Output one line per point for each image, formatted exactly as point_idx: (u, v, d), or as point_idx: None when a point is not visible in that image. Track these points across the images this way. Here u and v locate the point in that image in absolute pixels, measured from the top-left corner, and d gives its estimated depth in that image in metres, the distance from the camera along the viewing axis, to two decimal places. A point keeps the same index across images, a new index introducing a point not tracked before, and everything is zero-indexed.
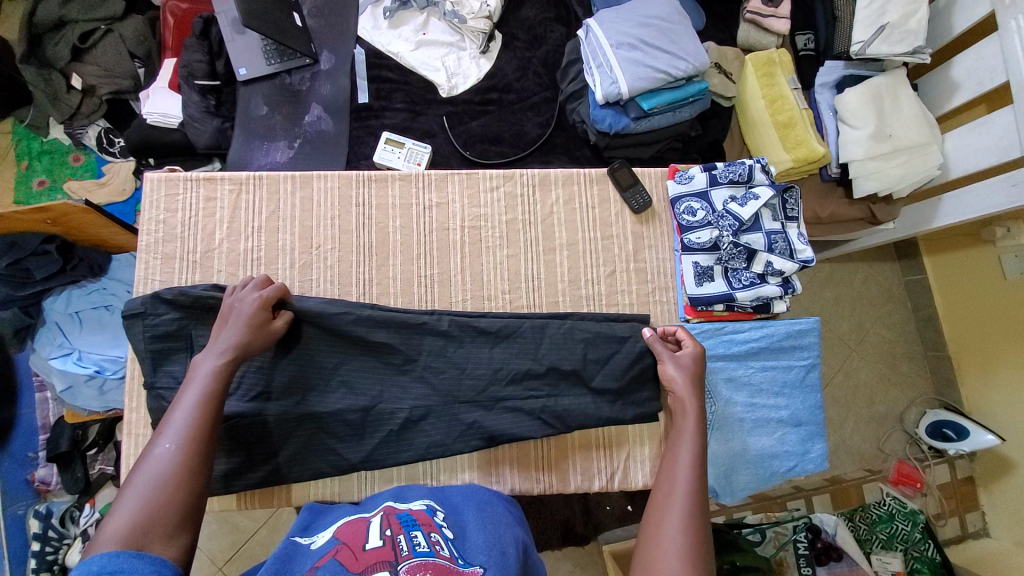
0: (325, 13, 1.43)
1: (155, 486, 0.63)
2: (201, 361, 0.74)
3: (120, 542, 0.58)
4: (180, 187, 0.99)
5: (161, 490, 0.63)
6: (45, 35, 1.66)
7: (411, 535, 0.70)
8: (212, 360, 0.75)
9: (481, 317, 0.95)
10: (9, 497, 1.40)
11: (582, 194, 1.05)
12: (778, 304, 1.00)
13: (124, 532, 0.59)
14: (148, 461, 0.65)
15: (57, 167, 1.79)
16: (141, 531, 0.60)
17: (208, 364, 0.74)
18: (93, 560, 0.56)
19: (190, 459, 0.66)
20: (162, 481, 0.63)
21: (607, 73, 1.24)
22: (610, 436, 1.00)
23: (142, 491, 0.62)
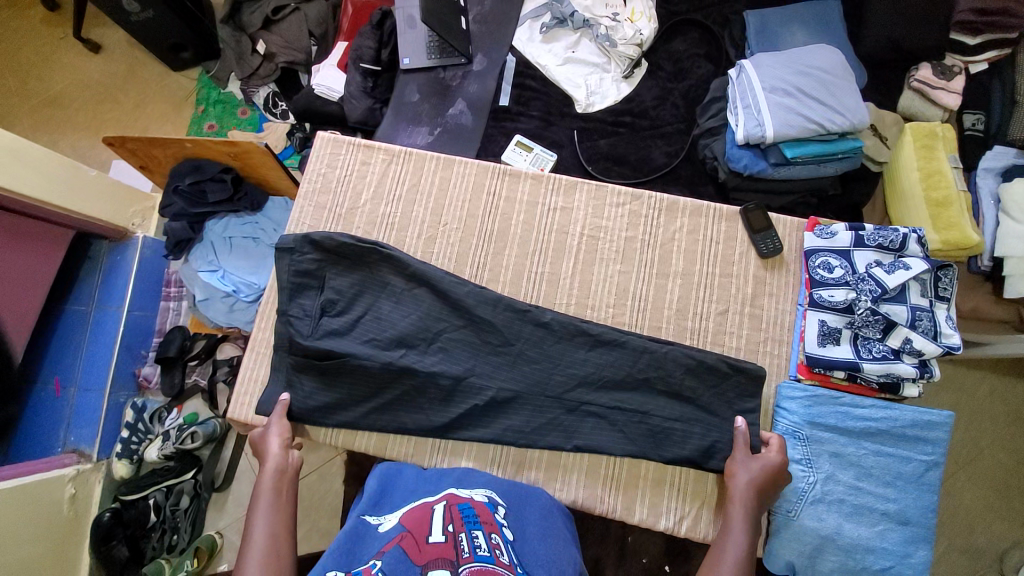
0: (487, 20, 1.54)
1: None
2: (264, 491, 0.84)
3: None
4: (343, 148, 1.10)
5: None
6: (245, 3, 1.94)
7: (472, 535, 0.70)
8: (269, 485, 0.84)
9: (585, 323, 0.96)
10: (118, 383, 1.60)
11: (709, 228, 1.03)
12: (909, 388, 0.91)
13: None
14: None
15: (226, 116, 2.04)
16: None
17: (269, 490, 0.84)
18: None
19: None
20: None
21: (754, 114, 1.22)
22: (689, 477, 0.95)
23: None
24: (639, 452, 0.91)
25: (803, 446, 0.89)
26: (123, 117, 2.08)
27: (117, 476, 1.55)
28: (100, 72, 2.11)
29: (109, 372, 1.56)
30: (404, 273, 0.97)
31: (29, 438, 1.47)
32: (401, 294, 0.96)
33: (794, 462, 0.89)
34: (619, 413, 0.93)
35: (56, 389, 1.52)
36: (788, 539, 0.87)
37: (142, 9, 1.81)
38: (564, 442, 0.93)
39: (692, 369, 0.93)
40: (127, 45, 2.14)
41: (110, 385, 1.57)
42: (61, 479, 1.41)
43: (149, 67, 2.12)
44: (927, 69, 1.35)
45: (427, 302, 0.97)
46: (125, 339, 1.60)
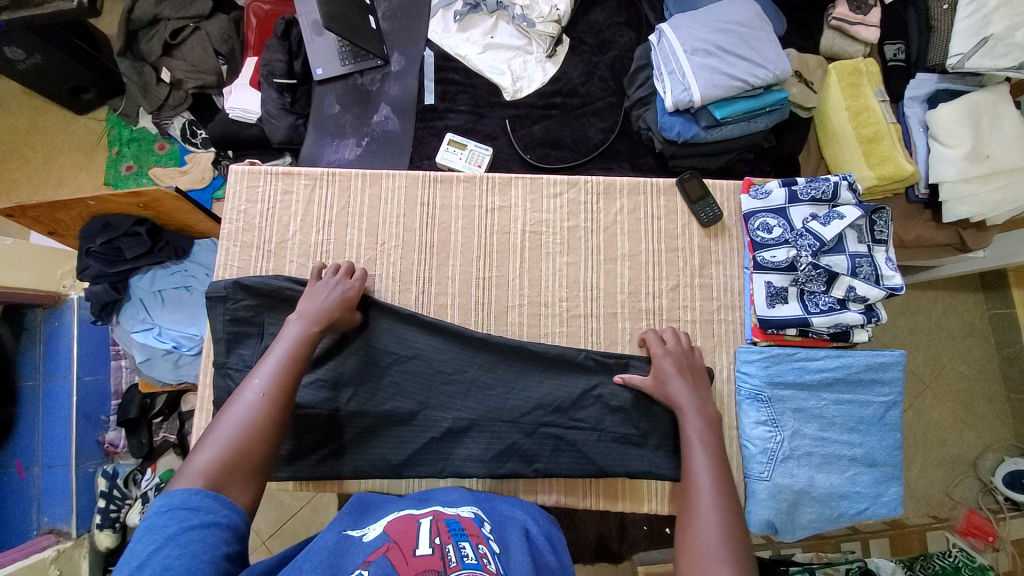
0: (398, 16, 1.47)
1: (241, 426, 0.71)
2: (289, 325, 0.83)
3: (203, 478, 0.65)
4: (262, 179, 1.05)
5: (246, 429, 0.71)
6: (140, 31, 1.79)
7: (459, 546, 0.67)
8: (299, 326, 0.84)
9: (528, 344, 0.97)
10: (82, 455, 1.53)
11: (649, 205, 1.01)
12: (858, 333, 0.95)
13: (208, 470, 0.66)
14: (237, 404, 0.73)
15: (145, 154, 1.94)
16: (223, 474, 0.67)
17: (296, 329, 0.84)
18: (174, 495, 0.63)
19: (268, 408, 0.74)
20: (244, 419, 0.72)
21: (679, 79, 1.20)
22: (619, 487, 0.99)
23: (233, 425, 0.71)
24: (598, 471, 0.94)
25: (767, 407, 0.92)
26: (34, 172, 1.93)
27: (103, 546, 1.48)
28: None
29: (72, 444, 1.49)
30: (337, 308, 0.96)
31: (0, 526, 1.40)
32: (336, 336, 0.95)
33: (760, 424, 0.91)
34: (578, 411, 0.95)
35: (19, 471, 1.44)
36: (765, 500, 0.89)
37: (28, 54, 1.67)
38: (529, 435, 0.94)
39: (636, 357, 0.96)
40: (22, 95, 1.97)
41: (76, 459, 1.50)
42: (44, 560, 1.35)
43: (50, 114, 1.96)
44: (842, 6, 1.34)
45: (364, 340, 0.96)
46: (81, 408, 1.51)
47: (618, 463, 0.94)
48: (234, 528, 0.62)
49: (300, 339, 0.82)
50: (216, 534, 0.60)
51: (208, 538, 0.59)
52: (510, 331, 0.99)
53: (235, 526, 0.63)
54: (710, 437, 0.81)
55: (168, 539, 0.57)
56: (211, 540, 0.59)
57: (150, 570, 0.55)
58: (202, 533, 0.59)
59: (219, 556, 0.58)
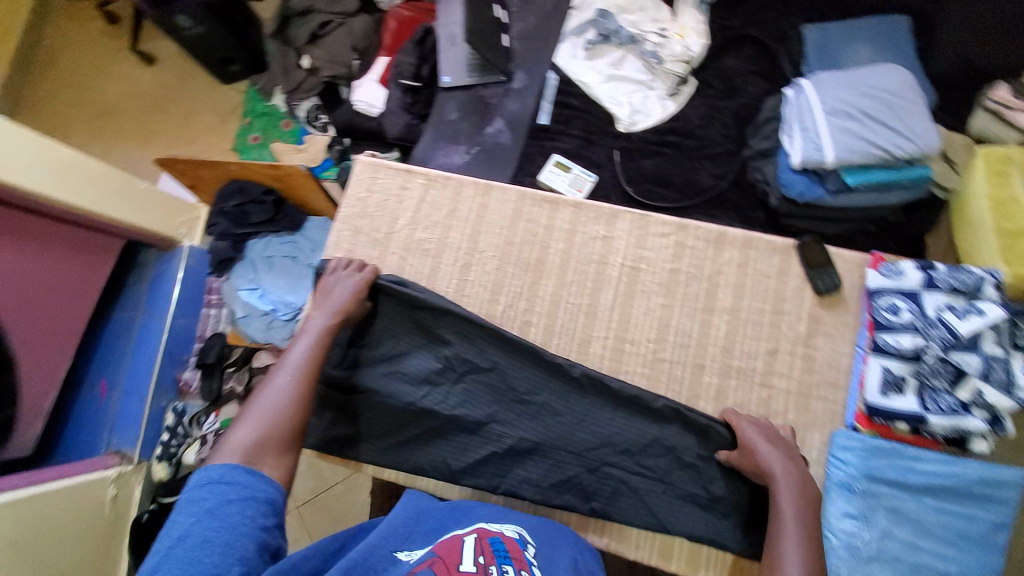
0: (530, 37, 1.52)
1: (273, 409, 0.83)
2: (314, 318, 0.92)
3: (241, 455, 0.77)
4: (383, 173, 1.11)
5: (277, 413, 0.83)
6: (292, 19, 2.01)
7: (502, 569, 0.68)
8: (322, 319, 0.92)
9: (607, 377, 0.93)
10: (159, 388, 1.65)
11: (760, 261, 0.97)
12: (977, 442, 0.84)
13: (245, 447, 0.78)
14: (270, 390, 0.85)
15: (272, 129, 2.08)
16: (258, 451, 0.79)
17: (319, 322, 0.93)
18: (214, 470, 0.74)
19: (296, 395, 0.85)
20: (276, 403, 0.84)
21: (813, 138, 1.15)
22: (673, 547, 0.92)
23: (266, 409, 0.83)
24: (653, 523, 0.90)
25: (860, 501, 0.84)
26: (173, 126, 2.14)
27: (156, 477, 1.59)
28: (153, 84, 2.20)
29: (152, 377, 1.61)
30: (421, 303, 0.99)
31: (76, 440, 1.52)
32: (423, 330, 0.99)
33: (849, 517, 0.83)
34: (648, 458, 0.91)
35: (102, 393, 1.56)
36: None
37: (195, 24, 1.88)
38: (591, 470, 0.92)
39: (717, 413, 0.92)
40: (180, 58, 2.22)
41: (152, 392, 1.61)
42: (103, 480, 1.44)
43: (198, 79, 2.18)
44: (1004, 88, 1.25)
45: (433, 335, 0.98)
46: (168, 346, 1.66)
47: (678, 518, 0.89)
48: (270, 502, 0.73)
49: (322, 331, 0.91)
50: (253, 506, 0.71)
51: (246, 509, 0.70)
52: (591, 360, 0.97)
53: (271, 500, 0.73)
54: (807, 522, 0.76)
55: (207, 511, 0.68)
56: (248, 513, 0.70)
57: (191, 538, 0.66)
58: (240, 506, 0.70)
59: (256, 527, 0.69)
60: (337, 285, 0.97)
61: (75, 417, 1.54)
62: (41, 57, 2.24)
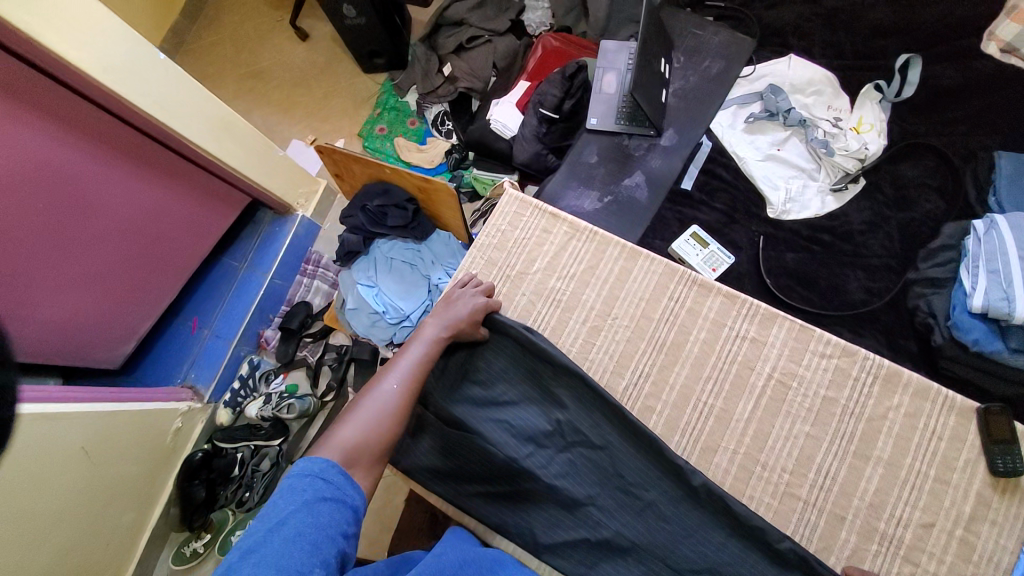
0: (688, 96, 1.46)
1: (377, 413, 0.79)
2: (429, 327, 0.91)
3: (340, 454, 0.73)
4: (528, 211, 1.08)
5: (380, 418, 0.79)
6: (444, 27, 2.06)
7: None
8: (437, 330, 0.90)
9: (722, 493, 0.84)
10: (245, 338, 1.64)
11: (933, 416, 0.84)
12: None
13: (344, 446, 0.74)
14: (376, 391, 0.82)
15: (398, 123, 2.12)
16: (355, 455, 0.74)
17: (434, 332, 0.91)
18: (311, 462, 0.70)
19: (400, 403, 0.82)
20: (380, 407, 0.80)
21: (1001, 283, 1.01)
22: None
23: (370, 410, 0.79)
24: None
25: None
26: (310, 101, 2.24)
27: (218, 421, 1.59)
28: (302, 59, 2.31)
29: (241, 326, 1.62)
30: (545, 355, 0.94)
31: (160, 366, 1.60)
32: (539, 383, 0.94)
33: None
34: None
35: (192, 327, 1.63)
36: None
37: (357, 15, 1.97)
38: None
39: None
40: (331, 41, 2.33)
41: (238, 339, 1.62)
42: (174, 411, 1.45)
43: (343, 63, 2.28)
44: None
45: (549, 392, 0.93)
46: (262, 304, 1.66)
47: None
48: (356, 512, 0.67)
49: (435, 343, 0.88)
50: (341, 511, 0.65)
51: (335, 513, 0.64)
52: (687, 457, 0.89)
53: (356, 509, 0.68)
54: None
55: (304, 504, 0.63)
56: (337, 517, 0.64)
57: (282, 528, 0.60)
58: (331, 507, 0.65)
59: (339, 534, 0.63)
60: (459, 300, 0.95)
61: (168, 340, 1.62)
62: (214, 14, 2.42)
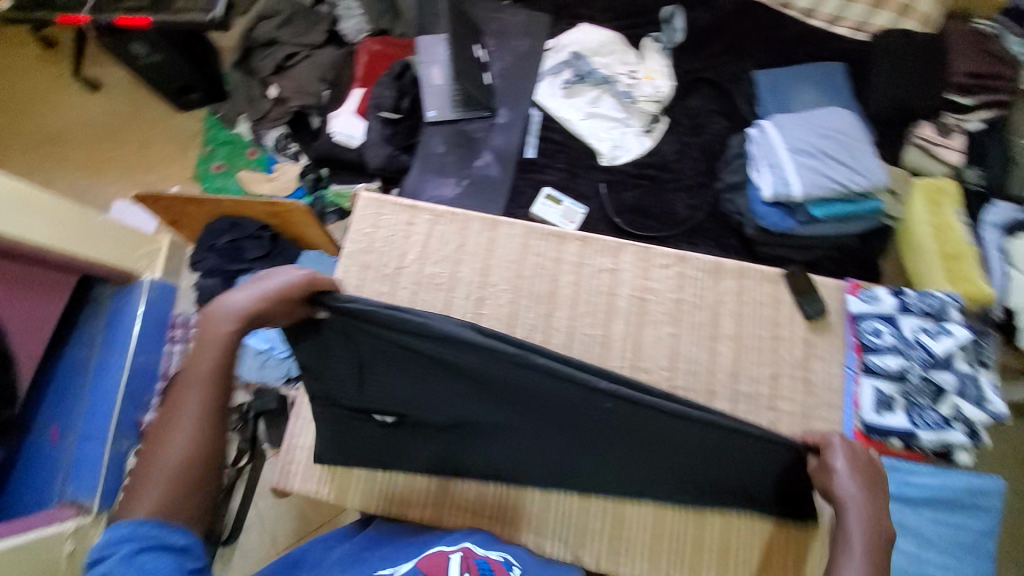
0: (510, 75, 1.58)
1: (177, 449, 0.70)
2: (217, 328, 0.74)
3: (148, 512, 0.67)
4: (387, 209, 1.09)
5: (184, 453, 0.70)
6: (255, 49, 1.96)
7: None
8: (227, 327, 0.74)
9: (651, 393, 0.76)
10: (120, 432, 1.45)
11: (754, 289, 1.04)
12: (961, 454, 0.92)
13: (153, 502, 0.67)
14: (170, 426, 0.71)
15: (235, 157, 1.98)
16: (170, 505, 0.68)
17: (224, 332, 0.74)
18: (118, 530, 0.65)
19: (203, 426, 0.72)
20: (179, 442, 0.70)
21: (780, 175, 1.28)
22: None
23: (169, 449, 0.70)
24: (663, 543, 0.95)
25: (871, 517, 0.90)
26: (123, 155, 1.99)
27: None
28: (99, 110, 2.04)
29: (114, 419, 1.41)
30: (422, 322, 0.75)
31: (23, 492, 1.29)
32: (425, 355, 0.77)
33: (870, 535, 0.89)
34: (675, 482, 0.90)
35: (53, 438, 1.33)
36: None
37: (151, 52, 1.79)
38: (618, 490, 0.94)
39: None
40: (129, 84, 2.08)
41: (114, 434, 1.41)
42: (60, 534, 1.22)
43: (152, 106, 2.06)
44: (928, 128, 1.46)
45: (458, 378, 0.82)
46: (130, 386, 1.47)
47: (689, 539, 0.95)
48: (189, 550, 0.67)
49: (224, 346, 0.74)
50: (168, 558, 0.65)
51: (160, 566, 0.63)
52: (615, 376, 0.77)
53: (188, 547, 0.67)
54: (880, 542, 0.72)
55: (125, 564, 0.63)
56: (167, 563, 0.64)
57: None
58: (155, 557, 0.64)
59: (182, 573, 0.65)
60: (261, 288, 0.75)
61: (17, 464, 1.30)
62: None
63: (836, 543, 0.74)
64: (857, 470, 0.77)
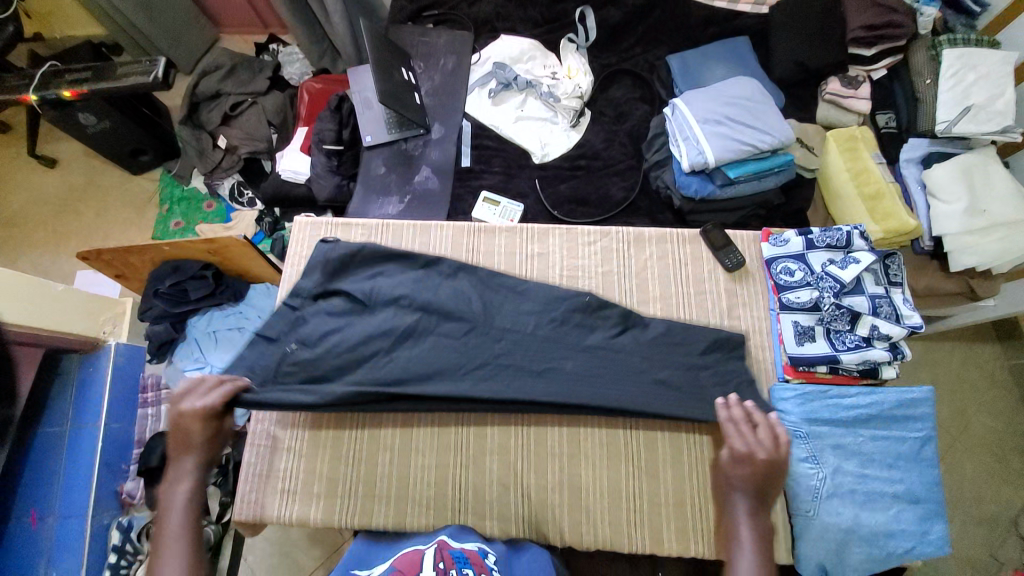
0: (439, 93, 1.66)
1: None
2: (169, 490, 0.84)
3: None
4: (324, 230, 1.19)
5: None
6: (202, 103, 2.00)
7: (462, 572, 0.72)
8: (183, 483, 0.84)
9: (562, 399, 1.00)
10: (99, 505, 1.42)
11: (677, 252, 1.15)
12: (886, 370, 1.03)
13: None
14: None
15: (194, 212, 2.05)
16: None
17: (180, 488, 0.84)
18: None
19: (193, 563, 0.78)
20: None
21: (694, 144, 1.35)
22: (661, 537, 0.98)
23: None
24: (622, 505, 0.99)
25: (807, 444, 0.98)
26: (85, 225, 2.05)
27: None
28: (57, 186, 2.10)
29: (89, 494, 1.40)
30: (385, 367, 1.02)
31: None
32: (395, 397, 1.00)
33: (803, 461, 0.97)
34: None
35: (31, 521, 1.36)
36: (812, 540, 0.94)
37: (99, 120, 1.84)
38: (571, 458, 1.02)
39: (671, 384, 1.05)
40: (84, 157, 2.15)
41: (93, 509, 1.39)
42: None
43: (108, 174, 2.12)
44: (835, 82, 1.51)
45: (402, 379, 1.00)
46: (104, 456, 1.45)
47: (648, 497, 1.00)
48: None
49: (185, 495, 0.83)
50: None
51: None
52: (531, 386, 1.01)
53: None
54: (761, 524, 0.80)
55: None
56: None
57: None
58: None
59: None
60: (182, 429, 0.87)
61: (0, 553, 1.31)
62: None
63: (728, 532, 0.82)
64: (751, 464, 0.84)
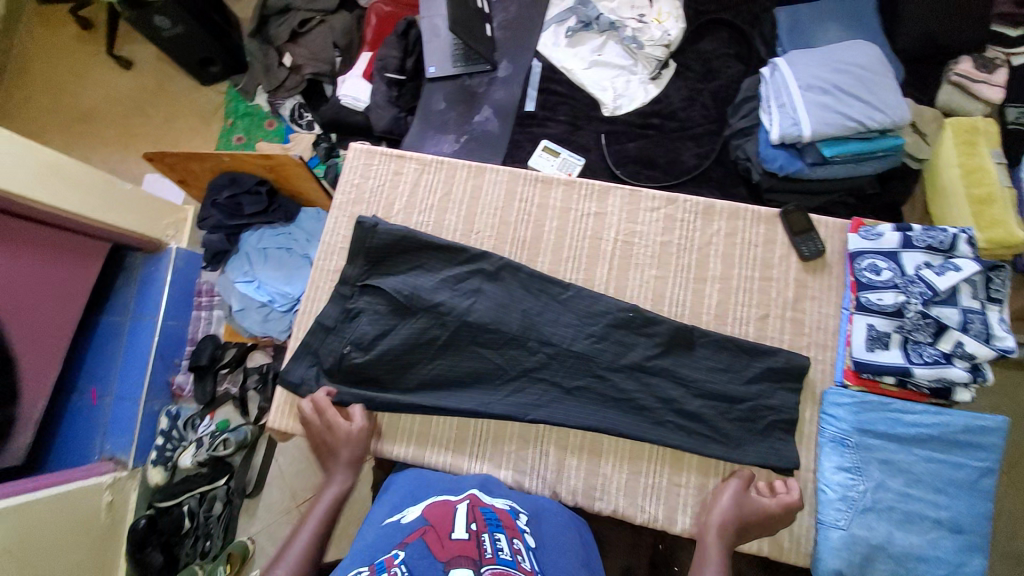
0: (513, 27, 1.55)
1: None
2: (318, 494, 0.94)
3: None
4: (378, 158, 1.15)
5: None
6: (272, 17, 1.96)
7: (494, 536, 0.71)
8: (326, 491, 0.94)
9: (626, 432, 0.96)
10: (152, 392, 1.55)
11: (746, 231, 1.05)
12: (961, 392, 0.93)
13: None
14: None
15: (255, 128, 2.07)
16: None
17: (326, 496, 0.94)
18: None
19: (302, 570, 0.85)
20: None
21: (789, 114, 1.20)
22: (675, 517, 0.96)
23: None
24: (639, 480, 0.97)
25: (852, 454, 0.92)
26: (154, 129, 2.11)
27: (151, 483, 1.49)
28: (131, 87, 2.16)
29: (143, 381, 1.52)
30: (429, 370, 1.01)
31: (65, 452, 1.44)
32: (421, 401, 1.00)
33: (842, 470, 0.92)
34: None
35: (92, 399, 1.49)
36: (836, 550, 0.88)
37: (172, 25, 1.85)
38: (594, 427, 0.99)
39: (714, 371, 0.98)
40: (157, 60, 2.19)
41: (145, 395, 1.52)
42: (99, 486, 1.37)
43: (179, 80, 2.16)
44: (968, 63, 1.31)
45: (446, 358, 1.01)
46: (160, 349, 1.56)
47: (671, 478, 0.97)
48: None
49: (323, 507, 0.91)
50: None
51: None
52: (569, 409, 0.97)
53: None
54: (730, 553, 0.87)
55: None
56: None
57: None
58: None
59: None
60: (338, 442, 0.97)
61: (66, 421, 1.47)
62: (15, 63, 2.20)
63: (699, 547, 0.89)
64: (747, 504, 0.89)
